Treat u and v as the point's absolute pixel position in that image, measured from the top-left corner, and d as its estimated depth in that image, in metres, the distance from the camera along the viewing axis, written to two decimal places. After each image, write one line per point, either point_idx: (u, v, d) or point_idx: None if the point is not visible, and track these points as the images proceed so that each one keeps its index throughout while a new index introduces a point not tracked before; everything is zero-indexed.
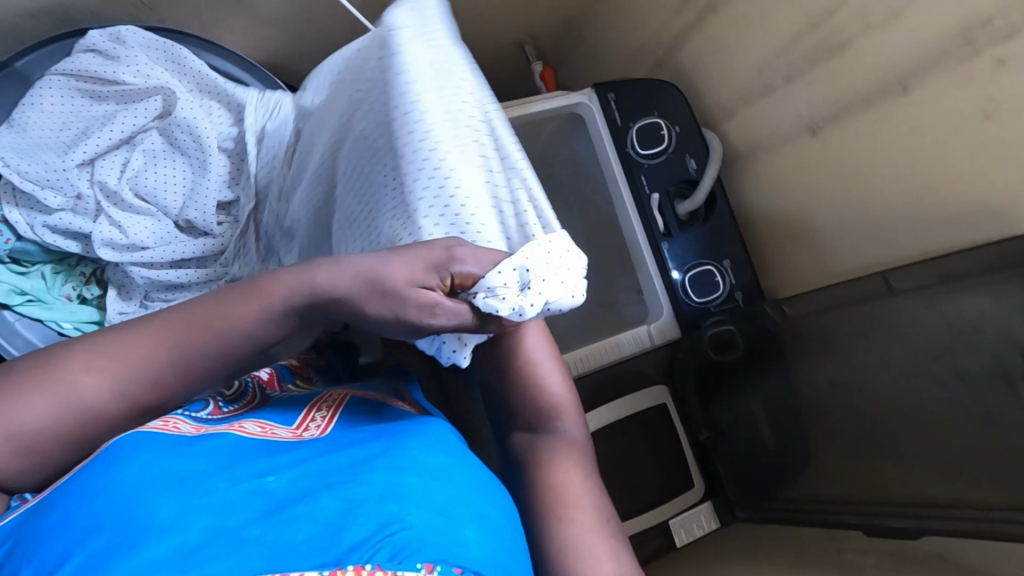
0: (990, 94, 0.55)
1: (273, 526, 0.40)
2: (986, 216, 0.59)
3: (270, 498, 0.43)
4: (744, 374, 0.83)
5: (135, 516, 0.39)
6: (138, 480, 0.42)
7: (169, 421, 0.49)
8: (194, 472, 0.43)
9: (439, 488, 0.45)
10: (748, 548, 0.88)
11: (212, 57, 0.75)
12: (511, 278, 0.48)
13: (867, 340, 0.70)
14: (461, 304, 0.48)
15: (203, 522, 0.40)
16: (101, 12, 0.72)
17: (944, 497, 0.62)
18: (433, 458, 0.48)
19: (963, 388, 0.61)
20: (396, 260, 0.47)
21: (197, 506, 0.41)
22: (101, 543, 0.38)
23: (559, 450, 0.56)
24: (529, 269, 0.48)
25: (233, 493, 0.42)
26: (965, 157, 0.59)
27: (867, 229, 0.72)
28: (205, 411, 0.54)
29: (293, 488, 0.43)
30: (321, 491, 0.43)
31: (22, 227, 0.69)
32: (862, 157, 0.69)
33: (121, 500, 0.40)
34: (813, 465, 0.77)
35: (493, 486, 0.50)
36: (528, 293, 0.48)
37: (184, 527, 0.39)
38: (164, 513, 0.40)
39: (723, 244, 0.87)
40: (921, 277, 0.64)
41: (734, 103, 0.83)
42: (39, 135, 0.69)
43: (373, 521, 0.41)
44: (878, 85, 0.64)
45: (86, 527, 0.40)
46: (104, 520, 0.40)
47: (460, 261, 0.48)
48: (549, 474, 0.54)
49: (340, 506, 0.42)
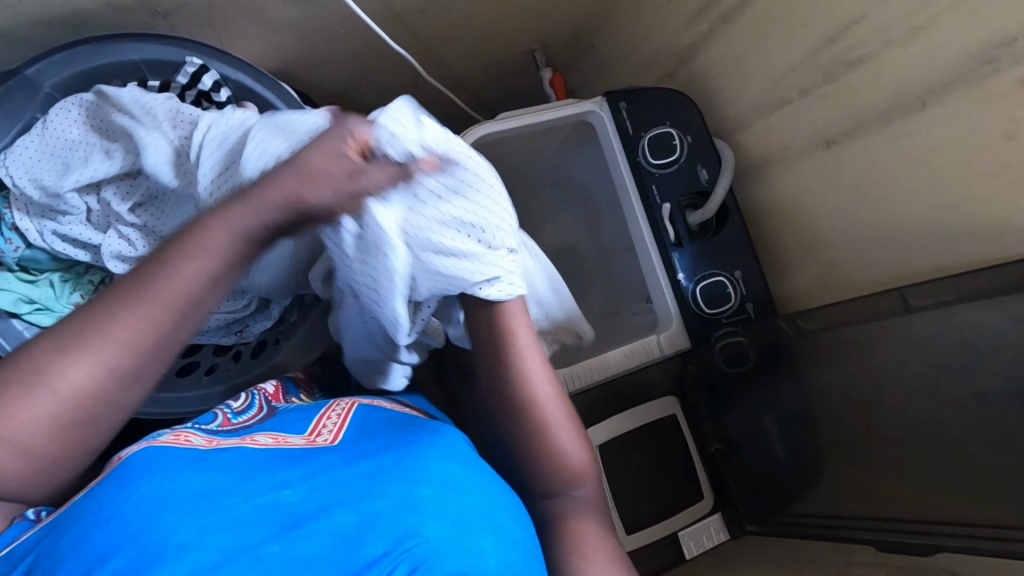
0: (1012, 113, 0.55)
1: (291, 543, 0.39)
2: (1006, 235, 0.59)
3: (286, 513, 0.41)
4: (754, 388, 0.84)
5: (151, 536, 0.38)
6: (149, 500, 0.40)
7: (180, 434, 0.49)
8: (210, 489, 0.42)
9: (455, 500, 0.45)
10: (756, 561, 0.87)
11: (223, 64, 0.73)
12: (401, 119, 0.54)
13: (881, 356, 0.70)
14: (381, 157, 0.50)
15: (221, 538, 0.39)
16: (114, 20, 0.72)
17: (960, 515, 0.62)
18: (446, 468, 0.49)
19: (979, 407, 0.61)
20: (311, 154, 0.49)
21: (213, 524, 0.39)
22: (119, 564, 0.37)
23: (578, 509, 0.58)
24: (416, 116, 0.56)
25: (249, 508, 0.41)
26: (984, 175, 0.59)
27: (882, 244, 0.71)
28: (216, 423, 0.56)
29: (309, 502, 0.42)
30: (337, 505, 0.42)
31: (31, 234, 0.69)
32: (878, 172, 0.69)
33: (136, 520, 0.39)
34: (825, 480, 0.76)
35: (503, 494, 0.51)
36: (419, 128, 0.55)
37: (202, 545, 0.38)
38: (180, 532, 0.38)
39: (735, 255, 0.87)
40: (939, 294, 0.63)
41: (747, 116, 0.83)
42: (53, 147, 0.67)
43: (392, 533, 0.40)
44: (896, 102, 0.64)
45: (102, 548, 0.38)
46: (116, 544, 0.38)
47: (358, 123, 0.52)
48: (573, 531, 0.56)
49: (356, 520, 0.41)
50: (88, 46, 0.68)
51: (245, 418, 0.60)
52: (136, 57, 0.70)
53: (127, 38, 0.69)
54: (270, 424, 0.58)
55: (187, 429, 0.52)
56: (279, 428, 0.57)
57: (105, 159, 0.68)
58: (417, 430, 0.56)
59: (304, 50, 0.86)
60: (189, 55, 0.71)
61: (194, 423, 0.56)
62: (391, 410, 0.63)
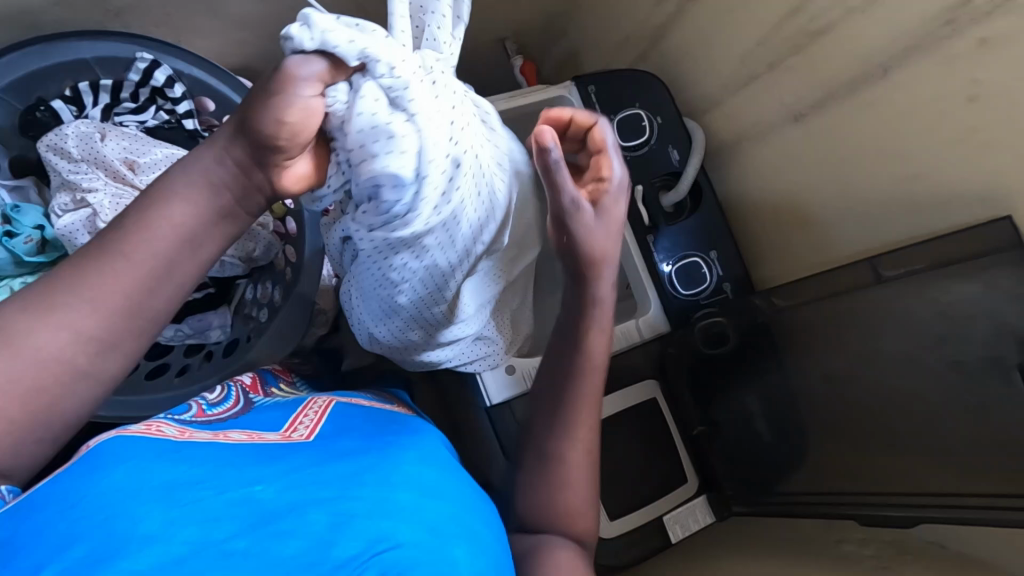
0: (976, 75, 0.54)
1: (261, 541, 0.38)
2: (975, 199, 0.59)
3: (257, 511, 0.40)
4: (736, 369, 0.82)
5: (116, 526, 0.36)
6: (121, 489, 0.39)
7: (152, 424, 0.49)
8: (180, 481, 0.41)
9: (429, 506, 0.45)
10: (739, 541, 0.88)
11: (175, 60, 0.72)
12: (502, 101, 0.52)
13: (858, 331, 0.69)
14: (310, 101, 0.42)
15: (188, 532, 0.37)
16: (66, 20, 0.70)
17: (940, 486, 0.63)
18: (423, 473, 0.48)
19: (958, 375, 0.61)
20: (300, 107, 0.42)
21: (182, 516, 0.38)
22: (79, 554, 0.35)
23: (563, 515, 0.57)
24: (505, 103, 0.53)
25: (221, 502, 0.40)
26: (949, 140, 0.58)
27: (856, 218, 0.71)
28: (190, 414, 0.56)
29: (281, 499, 0.41)
30: (308, 505, 0.41)
31: (56, 216, 0.67)
32: (850, 144, 0.68)
33: (103, 508, 0.37)
34: (808, 461, 0.76)
35: (475, 497, 0.51)
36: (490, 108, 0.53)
37: (169, 537, 0.36)
38: (148, 523, 0.37)
39: (710, 235, 0.87)
40: (911, 263, 0.63)
41: (718, 94, 0.82)
42: (63, 167, 0.67)
43: (364, 536, 0.39)
44: (861, 71, 0.63)
45: (63, 536, 0.36)
46: (81, 530, 0.36)
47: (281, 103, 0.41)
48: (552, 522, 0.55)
49: (329, 521, 0.40)
50: (44, 45, 0.65)
51: (220, 410, 0.60)
52: (88, 56, 0.68)
53: (78, 34, 0.67)
54: (246, 417, 0.57)
55: (158, 419, 0.52)
56: (253, 423, 0.56)
57: (105, 178, 0.68)
58: (394, 430, 0.56)
59: (270, 47, 0.85)
60: (139, 50, 0.69)
61: (167, 413, 0.55)
62: (367, 407, 0.63)
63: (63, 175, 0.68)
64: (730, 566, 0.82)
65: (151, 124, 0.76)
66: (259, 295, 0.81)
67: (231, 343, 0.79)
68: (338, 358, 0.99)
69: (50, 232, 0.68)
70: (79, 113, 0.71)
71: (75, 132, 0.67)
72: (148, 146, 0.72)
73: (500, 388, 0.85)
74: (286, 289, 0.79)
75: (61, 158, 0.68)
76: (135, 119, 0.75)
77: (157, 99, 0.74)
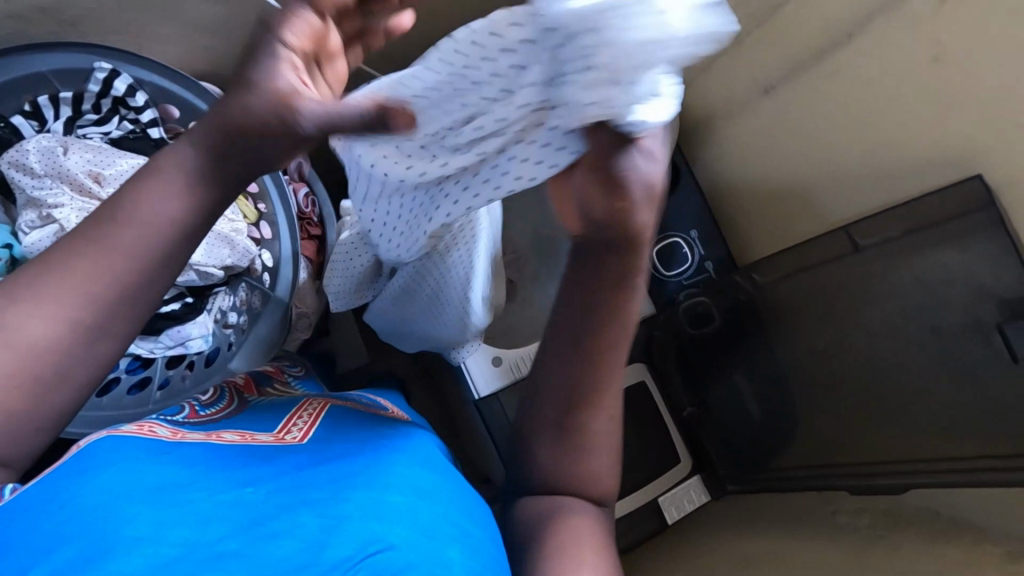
0: (939, 36, 0.54)
1: (252, 542, 0.37)
2: (947, 161, 0.59)
3: (249, 511, 0.39)
4: (721, 344, 0.83)
5: (105, 526, 0.36)
6: (111, 490, 0.38)
7: (145, 425, 0.49)
8: (172, 482, 0.40)
9: (421, 508, 0.43)
10: (734, 517, 0.88)
11: (134, 68, 0.72)
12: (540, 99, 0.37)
13: (841, 304, 0.69)
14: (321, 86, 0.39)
15: (175, 535, 0.36)
16: (21, 34, 0.70)
17: (934, 451, 0.62)
18: (418, 476, 0.47)
19: (939, 340, 0.61)
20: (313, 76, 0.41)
21: (173, 518, 0.37)
22: (70, 555, 0.35)
23: (575, 502, 0.52)
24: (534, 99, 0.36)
25: (210, 504, 0.39)
26: (918, 104, 0.58)
27: (831, 191, 0.70)
28: (183, 415, 0.56)
29: (273, 501, 0.40)
30: (301, 506, 0.40)
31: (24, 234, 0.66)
32: (820, 114, 0.67)
33: (94, 509, 0.37)
34: (800, 433, 0.76)
35: (471, 501, 0.51)
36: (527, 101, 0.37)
37: (158, 540, 0.36)
38: (139, 524, 0.36)
39: (692, 215, 0.86)
40: (884, 230, 0.63)
41: (690, 72, 0.81)
42: (31, 185, 0.67)
43: (356, 539, 0.38)
44: (828, 40, 0.63)
45: (51, 538, 0.36)
46: (74, 529, 0.36)
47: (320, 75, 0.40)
48: (564, 502, 0.52)
49: (320, 522, 0.39)
50: None
51: (213, 411, 0.59)
52: (44, 68, 0.67)
53: (34, 48, 0.66)
54: (238, 418, 0.57)
55: (149, 421, 0.51)
56: (247, 424, 0.55)
57: (74, 194, 0.67)
58: (388, 433, 0.55)
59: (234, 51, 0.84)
60: (96, 60, 0.69)
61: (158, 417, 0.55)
62: (363, 409, 0.62)
63: (28, 192, 0.67)
64: (725, 543, 0.83)
65: (115, 135, 0.73)
66: (237, 302, 0.81)
67: (213, 352, 0.78)
68: (332, 363, 0.98)
69: (18, 251, 0.67)
70: (41, 127, 0.70)
71: (36, 147, 0.67)
72: (114, 156, 0.70)
73: (488, 381, 0.86)
74: (264, 295, 0.81)
75: (25, 174, 0.67)
76: (99, 131, 0.73)
77: (119, 108, 0.72)
